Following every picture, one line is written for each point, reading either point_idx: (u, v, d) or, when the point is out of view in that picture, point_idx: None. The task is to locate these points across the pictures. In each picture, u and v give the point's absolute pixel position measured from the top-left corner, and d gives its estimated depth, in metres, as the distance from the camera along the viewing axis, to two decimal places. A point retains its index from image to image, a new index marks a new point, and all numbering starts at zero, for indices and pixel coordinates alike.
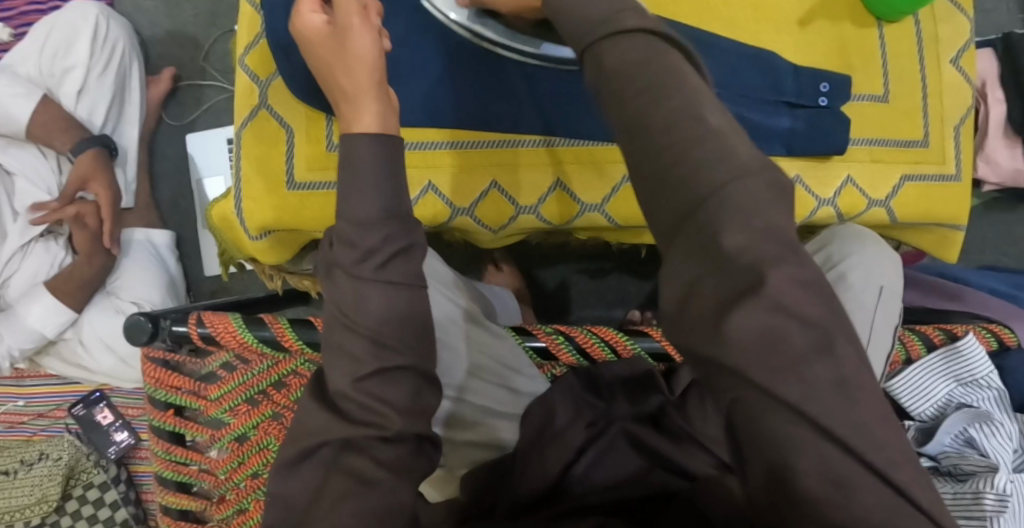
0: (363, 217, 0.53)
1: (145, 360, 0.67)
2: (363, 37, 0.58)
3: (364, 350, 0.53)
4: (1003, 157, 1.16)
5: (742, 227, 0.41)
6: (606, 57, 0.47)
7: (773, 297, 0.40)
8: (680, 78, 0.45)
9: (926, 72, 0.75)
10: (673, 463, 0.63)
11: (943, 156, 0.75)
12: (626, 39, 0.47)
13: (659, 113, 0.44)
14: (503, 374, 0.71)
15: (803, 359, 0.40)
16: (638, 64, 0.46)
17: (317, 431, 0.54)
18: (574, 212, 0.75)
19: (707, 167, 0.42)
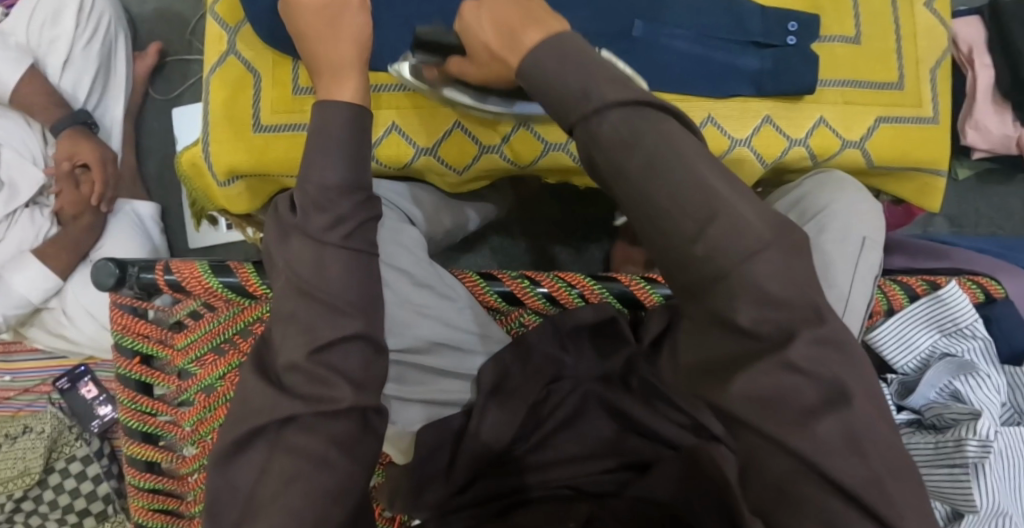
0: (326, 182, 0.56)
1: (114, 306, 0.69)
2: (357, 15, 0.60)
3: (319, 318, 0.54)
4: (993, 124, 1.14)
5: (754, 300, 0.45)
6: (601, 140, 0.49)
7: (783, 356, 0.45)
8: (673, 156, 0.48)
9: (899, 13, 0.75)
10: (647, 429, 0.67)
11: (919, 99, 0.74)
12: (614, 113, 0.49)
13: (664, 190, 0.48)
14: (454, 335, 0.70)
15: (812, 414, 0.45)
16: (626, 144, 0.48)
17: (264, 410, 0.53)
18: (538, 153, 0.74)
19: (726, 239, 0.46)
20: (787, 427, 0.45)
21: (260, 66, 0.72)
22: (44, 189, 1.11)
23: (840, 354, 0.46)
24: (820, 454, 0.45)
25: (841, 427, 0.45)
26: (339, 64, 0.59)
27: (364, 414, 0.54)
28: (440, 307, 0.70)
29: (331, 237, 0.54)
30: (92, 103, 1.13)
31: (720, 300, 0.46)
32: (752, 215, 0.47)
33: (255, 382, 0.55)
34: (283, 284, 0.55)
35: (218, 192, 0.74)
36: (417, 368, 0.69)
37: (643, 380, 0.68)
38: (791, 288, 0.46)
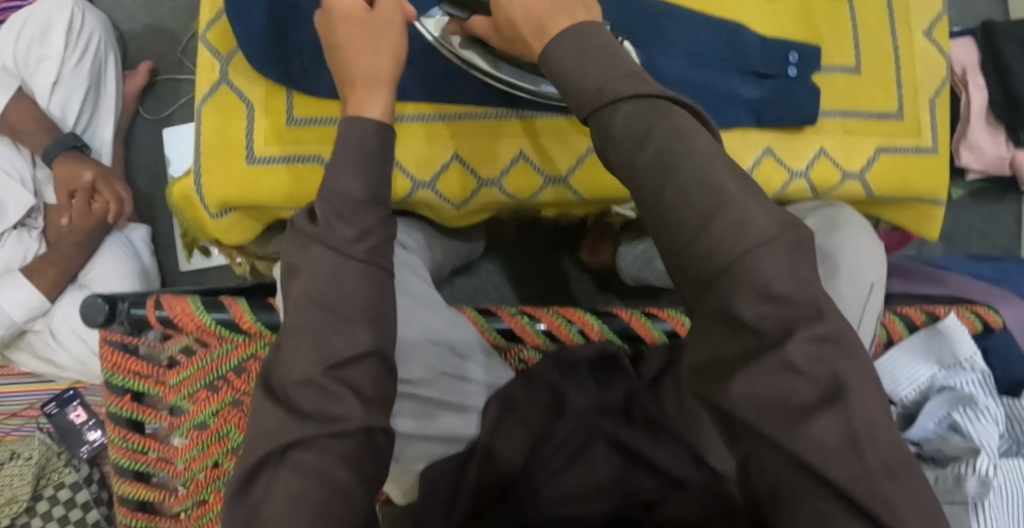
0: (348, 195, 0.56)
1: (103, 344, 0.68)
2: (392, 36, 0.62)
3: (330, 334, 0.53)
4: (986, 144, 1.14)
5: (755, 294, 0.45)
6: (614, 134, 0.51)
7: (784, 355, 0.44)
8: (693, 160, 0.49)
9: (897, 42, 0.74)
10: (648, 461, 0.65)
11: (919, 128, 0.74)
12: (626, 106, 0.51)
13: (672, 183, 0.49)
14: (459, 365, 0.69)
15: (810, 413, 0.44)
16: (641, 139, 0.50)
17: (271, 432, 0.52)
18: (537, 186, 0.74)
19: (730, 235, 0.46)
20: (777, 415, 0.44)
21: (253, 97, 0.71)
22: (34, 210, 1.09)
23: (826, 339, 0.45)
24: (818, 455, 0.44)
25: (838, 426, 0.44)
26: (373, 80, 0.61)
27: (367, 431, 0.53)
28: (450, 333, 0.70)
29: (354, 251, 0.55)
30: (80, 125, 1.11)
31: (721, 291, 0.46)
32: (757, 211, 0.47)
33: (263, 402, 0.53)
34: (294, 302, 0.54)
35: (210, 224, 0.73)
36: (422, 400, 0.67)
37: (645, 411, 0.68)
38: (794, 284, 0.45)
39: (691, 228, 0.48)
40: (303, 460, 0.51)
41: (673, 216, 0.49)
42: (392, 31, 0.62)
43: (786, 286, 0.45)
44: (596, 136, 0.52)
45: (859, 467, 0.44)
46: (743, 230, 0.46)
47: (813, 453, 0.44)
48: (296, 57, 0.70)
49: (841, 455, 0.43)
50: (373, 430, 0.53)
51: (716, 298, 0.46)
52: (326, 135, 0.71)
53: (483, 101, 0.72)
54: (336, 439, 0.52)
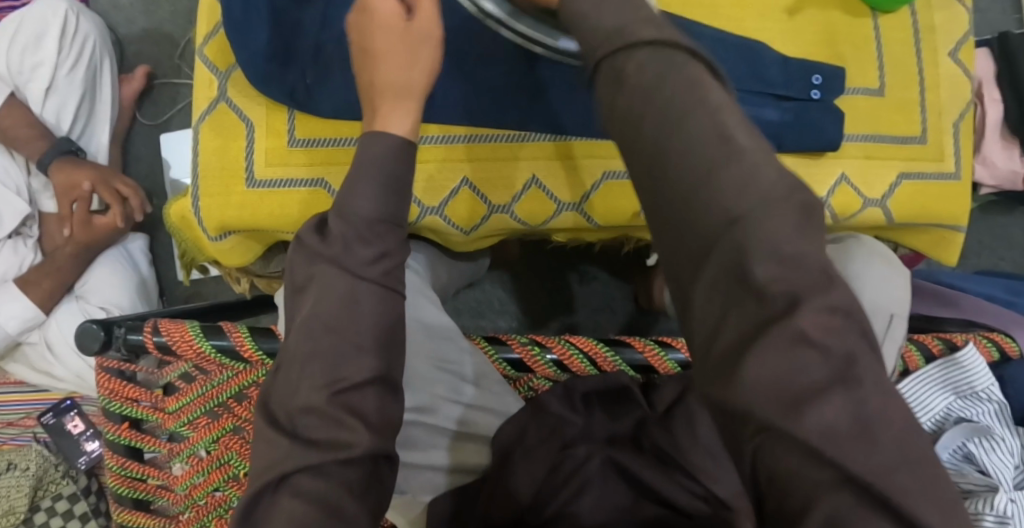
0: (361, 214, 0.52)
1: (99, 371, 0.67)
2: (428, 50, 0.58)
3: (338, 359, 0.51)
4: (1000, 159, 1.11)
5: (767, 255, 0.39)
6: (628, 79, 0.44)
7: (796, 327, 0.38)
8: (710, 121, 0.43)
9: (923, 65, 0.73)
10: (658, 494, 0.63)
11: (941, 153, 0.72)
12: (642, 52, 0.45)
13: (679, 140, 0.43)
14: (470, 392, 0.67)
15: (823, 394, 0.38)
16: (655, 86, 0.43)
17: (276, 463, 0.50)
18: (550, 212, 0.73)
19: (733, 191, 0.41)
20: (785, 398, 0.38)
21: (254, 117, 0.70)
22: (28, 218, 1.07)
23: (835, 313, 0.39)
24: (828, 442, 0.37)
25: (848, 410, 0.38)
26: (406, 91, 0.56)
27: (374, 459, 0.51)
28: (460, 361, 0.68)
29: (369, 272, 0.52)
30: (76, 131, 1.08)
31: (726, 253, 0.40)
32: (766, 176, 0.42)
33: (271, 430, 0.51)
34: (301, 328, 0.52)
35: (211, 247, 0.72)
36: (429, 426, 0.65)
37: (655, 444, 0.65)
38: (806, 246, 0.40)
39: (689, 189, 0.42)
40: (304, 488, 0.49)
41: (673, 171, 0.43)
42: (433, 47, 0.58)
43: (797, 247, 0.40)
44: (604, 82, 0.46)
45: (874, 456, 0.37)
46: (748, 189, 0.41)
47: (819, 438, 0.37)
48: (299, 75, 0.68)
49: (851, 440, 0.37)
50: (377, 459, 0.51)
51: (727, 266, 0.40)
52: (333, 156, 0.70)
53: (497, 124, 0.71)
54: (341, 465, 0.50)
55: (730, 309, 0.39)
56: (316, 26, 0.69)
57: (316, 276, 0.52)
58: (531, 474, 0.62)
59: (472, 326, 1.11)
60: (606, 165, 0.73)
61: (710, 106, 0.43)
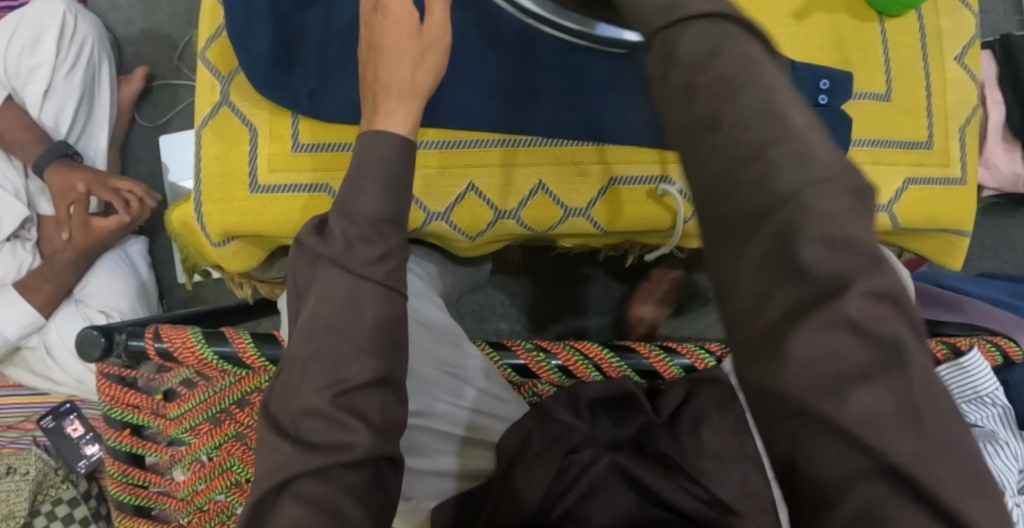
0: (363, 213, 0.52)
1: (100, 377, 0.66)
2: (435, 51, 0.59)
3: (341, 360, 0.50)
4: (1002, 161, 1.10)
5: (817, 238, 0.37)
6: (681, 51, 0.42)
7: (842, 309, 0.36)
8: (765, 97, 0.40)
9: (929, 70, 0.73)
10: (663, 499, 0.62)
11: (947, 158, 0.72)
12: (700, 25, 0.42)
13: (732, 108, 0.40)
14: (478, 400, 0.67)
15: (862, 376, 0.36)
16: (709, 56, 0.41)
17: (277, 468, 0.48)
18: (556, 217, 0.73)
19: (787, 167, 0.38)
20: (816, 381, 0.36)
21: (257, 120, 0.70)
22: (26, 222, 1.06)
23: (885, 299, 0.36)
24: (866, 428, 0.35)
25: (891, 397, 0.35)
26: (410, 91, 0.57)
27: (377, 462, 0.50)
28: (467, 367, 0.68)
29: (373, 272, 0.51)
30: (74, 134, 1.07)
31: (781, 223, 0.37)
32: (826, 151, 0.39)
33: (273, 434, 0.50)
34: (303, 329, 0.50)
35: (213, 252, 0.72)
36: (434, 432, 0.66)
37: (660, 450, 0.64)
38: (866, 234, 0.37)
39: (733, 161, 0.39)
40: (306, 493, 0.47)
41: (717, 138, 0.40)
42: (440, 50, 0.59)
43: (848, 228, 0.37)
44: (657, 55, 0.43)
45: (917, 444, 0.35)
46: (804, 169, 0.38)
47: (860, 426, 0.35)
48: (303, 80, 0.69)
49: (893, 428, 0.35)
50: (381, 460, 0.50)
51: (773, 242, 0.37)
52: (337, 162, 0.69)
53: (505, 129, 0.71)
54: (341, 468, 0.48)
55: (774, 287, 0.37)
56: (320, 31, 0.69)
57: (320, 275, 0.51)
58: (536, 480, 0.62)
59: (474, 330, 1.10)
60: (612, 170, 0.72)
61: (769, 85, 0.40)
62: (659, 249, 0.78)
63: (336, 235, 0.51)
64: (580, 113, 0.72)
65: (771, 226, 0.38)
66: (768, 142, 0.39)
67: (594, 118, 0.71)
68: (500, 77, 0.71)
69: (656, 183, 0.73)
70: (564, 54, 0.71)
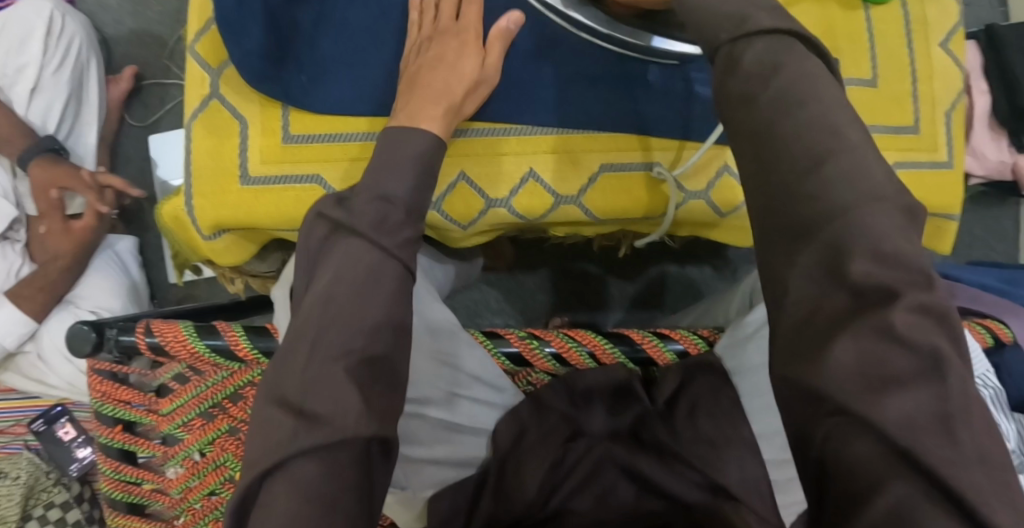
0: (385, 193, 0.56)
1: (92, 373, 0.65)
2: (468, 63, 0.67)
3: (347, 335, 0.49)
4: (990, 151, 1.11)
5: (866, 252, 0.41)
6: (745, 62, 0.47)
7: (887, 320, 0.40)
8: (826, 119, 0.45)
9: (915, 56, 0.73)
10: (660, 488, 0.64)
11: (935, 143, 0.73)
12: (761, 43, 0.48)
13: (791, 122, 0.45)
14: (477, 387, 0.65)
15: (907, 383, 0.40)
16: (772, 73, 0.46)
17: (281, 444, 0.47)
18: (548, 206, 0.73)
19: (840, 185, 0.43)
20: (864, 383, 0.40)
21: (247, 113, 0.70)
22: (14, 222, 1.05)
23: (927, 312, 0.41)
24: (907, 433, 0.39)
25: (932, 402, 0.39)
26: (442, 102, 0.64)
27: (367, 444, 0.48)
28: (468, 355, 0.66)
29: (387, 241, 0.53)
30: (63, 132, 1.07)
31: (829, 238, 0.42)
32: (879, 173, 0.43)
33: (279, 409, 0.49)
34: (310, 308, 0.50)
35: (203, 246, 0.72)
36: (433, 422, 0.63)
37: (658, 440, 0.65)
38: (906, 249, 0.42)
39: (798, 171, 0.44)
40: (310, 474, 0.46)
41: (786, 154, 0.45)
42: (489, 86, 0.69)
43: (897, 245, 0.41)
44: (719, 67, 0.49)
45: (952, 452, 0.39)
46: (857, 185, 0.43)
47: (900, 428, 0.39)
48: (295, 72, 0.69)
49: (933, 433, 0.39)
50: (370, 442, 0.49)
51: (824, 252, 0.42)
52: (330, 154, 0.70)
53: (500, 117, 0.72)
54: (344, 452, 0.47)
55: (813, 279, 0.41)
56: (312, 26, 0.70)
57: (340, 245, 0.53)
58: (536, 467, 0.63)
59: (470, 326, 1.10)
60: (603, 157, 0.73)
61: (824, 104, 0.45)
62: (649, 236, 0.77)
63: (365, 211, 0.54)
64: (573, 103, 0.72)
65: (822, 239, 0.43)
66: (819, 161, 0.44)
67: (621, 115, 0.72)
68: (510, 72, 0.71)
69: (649, 171, 0.73)
70: (554, 44, 0.72)
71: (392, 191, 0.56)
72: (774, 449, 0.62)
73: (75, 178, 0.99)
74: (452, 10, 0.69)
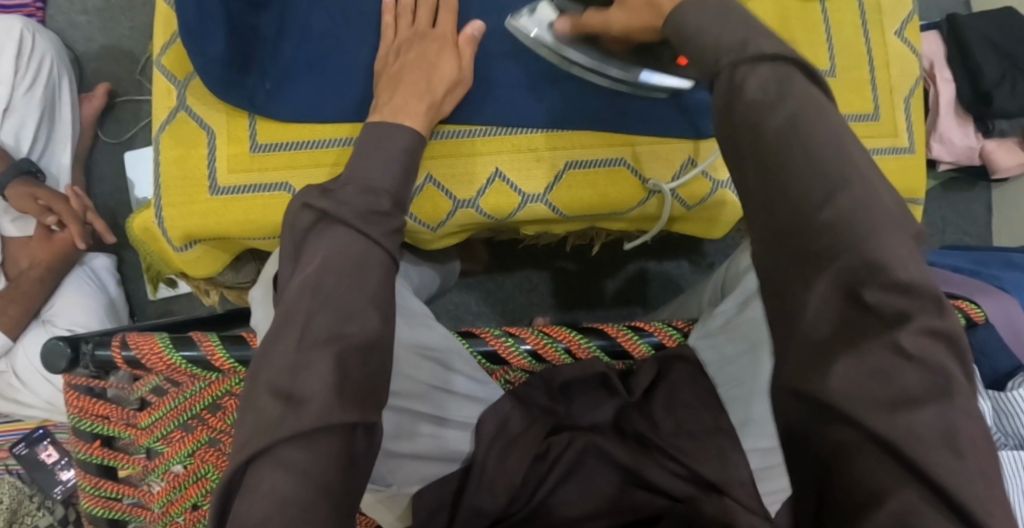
0: (370, 186, 0.57)
1: (68, 389, 0.65)
2: (448, 63, 0.68)
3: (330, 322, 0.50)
4: (956, 137, 1.11)
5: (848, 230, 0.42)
6: (747, 90, 0.47)
7: (895, 339, 0.40)
8: (840, 149, 0.45)
9: (871, 44, 0.76)
10: (644, 479, 0.64)
11: (895, 129, 0.76)
12: (763, 63, 0.48)
13: (792, 131, 0.45)
14: (453, 380, 0.64)
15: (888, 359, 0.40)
16: (772, 101, 0.46)
17: (265, 430, 0.47)
18: (515, 204, 0.74)
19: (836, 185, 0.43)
20: (866, 384, 0.40)
21: (214, 122, 0.72)
22: None
23: (937, 334, 0.41)
24: (912, 444, 0.39)
25: (925, 384, 0.40)
26: (420, 94, 0.66)
27: (349, 426, 0.49)
28: (445, 346, 0.64)
29: (372, 230, 0.54)
30: (37, 150, 1.07)
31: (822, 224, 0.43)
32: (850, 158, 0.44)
33: (264, 394, 0.49)
34: (297, 295, 0.51)
35: (176, 257, 0.74)
36: (409, 414, 0.61)
37: (635, 429, 0.66)
38: (883, 231, 0.42)
39: (814, 198, 0.44)
40: (294, 456, 0.47)
41: (796, 188, 0.45)
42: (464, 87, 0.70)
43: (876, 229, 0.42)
44: (722, 77, 0.49)
45: (955, 464, 0.39)
46: (867, 211, 0.43)
47: (903, 439, 0.39)
48: (257, 81, 0.70)
49: (936, 447, 0.39)
50: (354, 426, 0.49)
51: None
52: (297, 160, 0.71)
53: (472, 118, 0.72)
54: (324, 435, 0.48)
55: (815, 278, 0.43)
56: (275, 34, 0.71)
57: (326, 235, 0.54)
58: (520, 459, 0.63)
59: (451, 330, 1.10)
60: (567, 154, 0.74)
61: (823, 110, 0.46)
62: (643, 236, 0.79)
63: (350, 199, 0.55)
64: (533, 101, 0.73)
65: None
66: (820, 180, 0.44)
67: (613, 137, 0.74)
68: (479, 72, 0.72)
69: (614, 165, 0.74)
70: (518, 44, 0.73)
71: (380, 185, 0.57)
72: (756, 439, 0.62)
73: (56, 198, 0.99)
74: (428, 17, 0.70)
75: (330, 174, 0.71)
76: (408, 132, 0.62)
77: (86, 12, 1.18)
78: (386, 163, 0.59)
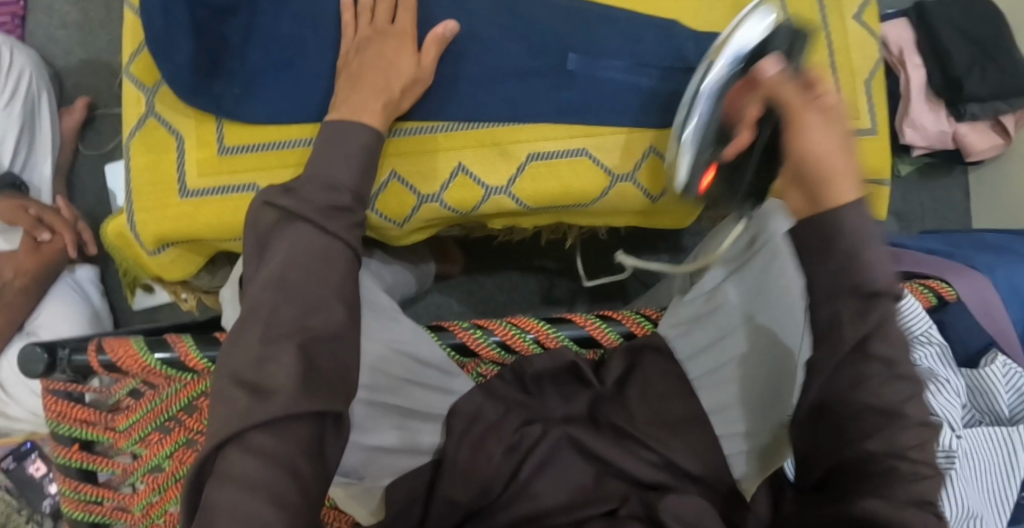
0: (332, 181, 0.57)
1: (47, 394, 0.66)
2: (407, 61, 0.69)
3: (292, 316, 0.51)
4: (928, 122, 1.12)
5: None
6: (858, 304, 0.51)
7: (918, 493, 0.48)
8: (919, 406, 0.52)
9: (831, 29, 0.79)
10: (619, 467, 0.63)
11: (857, 112, 0.78)
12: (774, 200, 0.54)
13: None
14: (424, 372, 0.66)
15: None
16: None
17: (234, 420, 0.48)
18: (479, 197, 0.75)
19: None
20: None
21: (182, 128, 0.73)
22: None
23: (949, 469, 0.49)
24: None
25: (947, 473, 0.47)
26: (381, 90, 0.67)
27: (320, 416, 0.50)
28: (413, 342, 0.65)
29: (335, 224, 0.55)
30: (18, 163, 1.07)
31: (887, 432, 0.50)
32: None
33: (230, 384, 0.50)
34: (263, 286, 0.52)
35: (151, 261, 0.77)
36: (381, 408, 0.64)
37: (610, 421, 0.66)
38: None
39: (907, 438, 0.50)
40: (263, 444, 0.48)
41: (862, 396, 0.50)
42: (425, 83, 0.71)
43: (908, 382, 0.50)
44: None
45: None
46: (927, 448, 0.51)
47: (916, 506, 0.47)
48: (225, 86, 0.71)
49: None
50: (324, 416, 0.51)
51: None
52: (264, 162, 0.73)
53: (437, 113, 0.74)
54: (292, 423, 0.49)
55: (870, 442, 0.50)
56: (240, 36, 0.71)
57: (288, 230, 0.55)
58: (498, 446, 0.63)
59: None
60: (530, 146, 0.75)
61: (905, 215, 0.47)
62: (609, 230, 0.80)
63: (312, 194, 0.56)
64: (496, 98, 0.74)
65: None
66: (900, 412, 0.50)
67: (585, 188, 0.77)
68: (444, 68, 0.73)
69: (576, 155, 0.75)
70: (483, 42, 0.74)
71: (341, 181, 0.58)
72: (726, 424, 0.65)
73: (47, 211, 1.03)
74: (386, 14, 0.70)
75: (295, 174, 0.73)
76: (370, 127, 0.63)
77: (64, 27, 1.19)
78: (350, 157, 0.60)
